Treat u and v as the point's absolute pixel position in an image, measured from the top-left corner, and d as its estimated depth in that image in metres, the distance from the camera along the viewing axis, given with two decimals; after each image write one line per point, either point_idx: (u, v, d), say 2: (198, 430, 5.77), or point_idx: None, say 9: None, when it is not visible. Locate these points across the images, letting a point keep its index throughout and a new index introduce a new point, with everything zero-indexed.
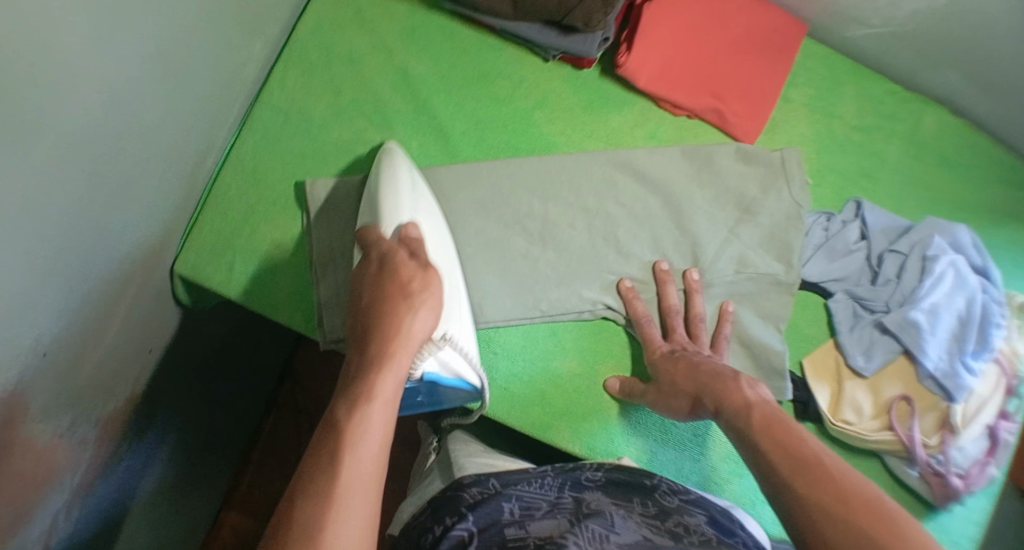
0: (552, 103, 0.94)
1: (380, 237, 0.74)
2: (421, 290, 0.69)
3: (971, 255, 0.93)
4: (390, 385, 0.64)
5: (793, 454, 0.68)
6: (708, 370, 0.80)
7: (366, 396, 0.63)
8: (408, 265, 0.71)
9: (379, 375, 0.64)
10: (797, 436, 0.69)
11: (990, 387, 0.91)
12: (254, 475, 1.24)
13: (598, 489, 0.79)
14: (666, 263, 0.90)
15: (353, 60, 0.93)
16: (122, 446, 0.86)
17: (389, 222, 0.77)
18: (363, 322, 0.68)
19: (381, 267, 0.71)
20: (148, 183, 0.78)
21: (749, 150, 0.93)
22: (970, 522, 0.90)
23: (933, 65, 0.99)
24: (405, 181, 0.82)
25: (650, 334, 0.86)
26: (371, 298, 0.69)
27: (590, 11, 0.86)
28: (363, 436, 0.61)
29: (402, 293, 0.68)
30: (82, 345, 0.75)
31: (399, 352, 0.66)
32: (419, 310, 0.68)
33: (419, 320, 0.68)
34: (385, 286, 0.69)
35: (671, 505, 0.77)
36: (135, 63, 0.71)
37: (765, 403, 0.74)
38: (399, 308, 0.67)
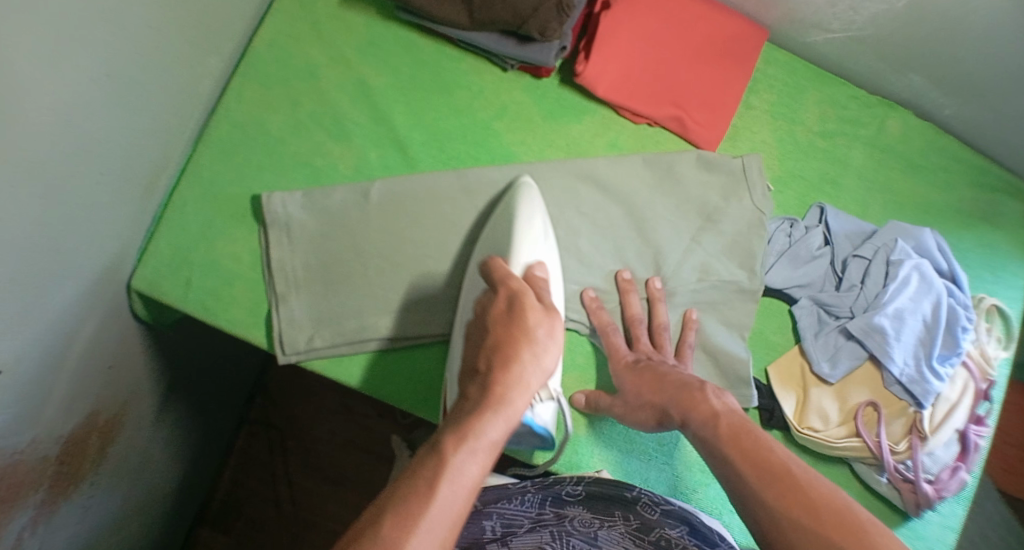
0: (512, 112, 0.94)
1: (508, 276, 0.74)
2: (545, 339, 0.70)
3: (937, 259, 0.93)
4: (500, 422, 0.63)
5: (760, 463, 0.67)
6: (673, 380, 0.79)
7: (475, 427, 0.62)
8: (535, 311, 0.71)
9: (490, 414, 0.63)
10: (765, 445, 0.69)
11: (958, 391, 0.91)
12: (228, 492, 1.23)
13: (579, 504, 0.79)
14: (628, 273, 0.89)
15: (311, 72, 0.93)
16: (88, 466, 0.86)
17: (517, 261, 0.79)
18: (491, 360, 0.68)
19: (510, 309, 0.72)
20: (103, 199, 0.77)
21: (710, 158, 0.93)
22: (945, 529, 0.90)
23: (896, 69, 0.99)
24: (538, 216, 0.84)
25: (614, 344, 0.85)
26: (496, 339, 0.70)
27: (546, 21, 0.85)
28: (463, 459, 0.59)
29: (525, 340, 0.69)
30: (41, 367, 0.74)
31: (518, 395, 0.65)
32: (541, 353, 0.69)
33: (540, 366, 0.68)
34: (516, 332, 0.69)
35: (653, 518, 0.76)
36: (87, 79, 0.70)
37: (732, 413, 0.74)
38: (518, 353, 0.67)
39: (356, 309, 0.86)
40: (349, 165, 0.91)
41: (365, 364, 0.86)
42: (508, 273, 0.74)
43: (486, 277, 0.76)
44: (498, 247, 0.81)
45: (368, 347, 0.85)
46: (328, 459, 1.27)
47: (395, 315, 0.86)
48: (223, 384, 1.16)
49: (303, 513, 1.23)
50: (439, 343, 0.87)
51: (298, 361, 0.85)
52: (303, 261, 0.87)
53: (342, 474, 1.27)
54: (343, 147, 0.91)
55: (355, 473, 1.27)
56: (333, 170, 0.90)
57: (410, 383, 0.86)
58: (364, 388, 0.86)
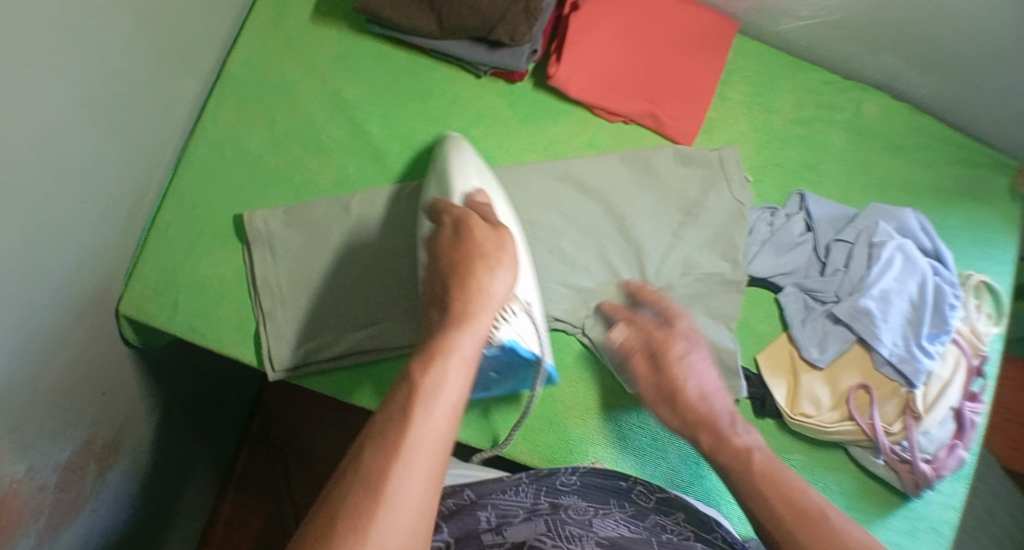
0: (487, 118, 0.94)
1: (451, 205, 0.76)
2: (495, 252, 0.71)
3: (920, 238, 0.93)
4: (468, 342, 0.65)
5: (796, 506, 0.68)
6: (703, 403, 0.79)
7: (441, 354, 0.63)
8: (482, 228, 0.73)
9: (459, 332, 0.65)
10: (799, 488, 0.70)
11: (950, 369, 0.90)
12: (231, 513, 1.24)
13: (574, 494, 0.80)
14: (640, 282, 0.88)
15: (287, 89, 0.93)
16: (87, 491, 0.87)
17: (456, 193, 0.81)
18: (448, 282, 0.70)
19: (457, 231, 0.73)
20: (86, 226, 0.78)
21: (687, 152, 0.94)
22: (946, 507, 0.90)
23: (868, 51, 0.99)
24: (472, 162, 0.85)
25: (643, 334, 0.84)
26: (450, 258, 0.71)
27: (514, 26, 0.86)
28: (443, 377, 0.62)
29: (477, 258, 0.70)
30: (35, 395, 0.75)
31: (479, 313, 0.67)
32: (494, 268, 0.70)
33: (497, 281, 0.70)
34: (465, 253, 0.71)
35: (648, 505, 0.80)
36: (61, 108, 0.70)
37: (763, 449, 0.75)
38: (473, 274, 0.69)
39: (343, 322, 0.86)
40: (328, 179, 0.91)
41: (354, 375, 0.86)
42: (453, 205, 0.76)
43: (439, 213, 0.76)
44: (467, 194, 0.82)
45: (357, 359, 0.85)
46: (329, 474, 1.27)
47: (382, 325, 0.86)
48: (215, 394, 1.14)
49: None
50: None
51: (289, 377, 0.85)
52: (288, 278, 0.87)
53: None
54: (322, 162, 0.92)
55: None
56: (313, 185, 0.91)
57: None
58: (356, 400, 0.86)
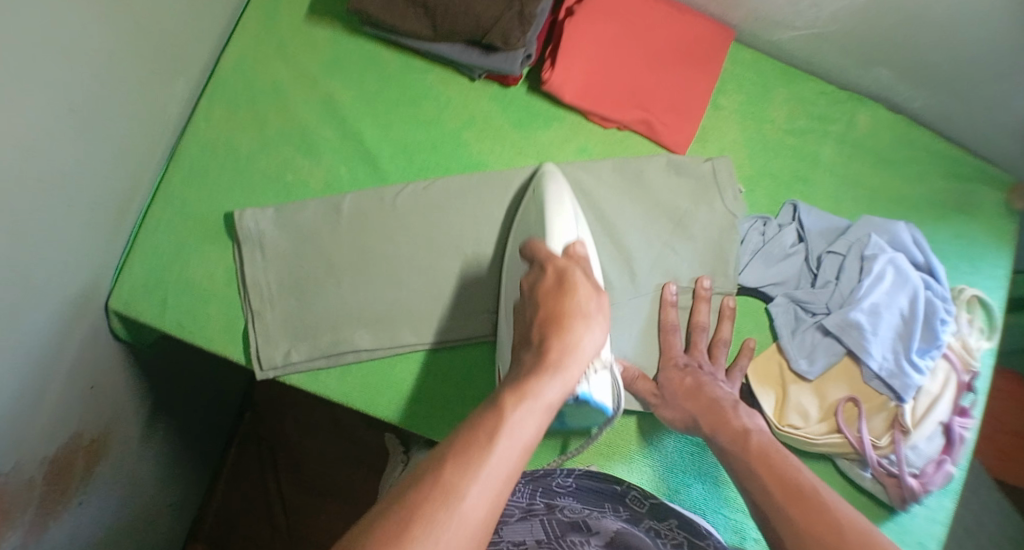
0: (480, 122, 0.94)
1: (552, 254, 0.68)
2: (597, 312, 0.64)
3: (912, 252, 0.92)
4: (552, 387, 0.59)
5: (791, 486, 0.67)
6: (709, 394, 0.82)
7: (521, 395, 0.57)
8: (587, 286, 0.64)
9: (542, 378, 0.59)
10: (793, 466, 0.70)
11: (940, 384, 0.90)
12: (220, 510, 1.24)
13: (569, 495, 0.80)
14: (672, 287, 0.89)
15: (279, 89, 0.93)
16: (74, 488, 0.87)
17: (556, 238, 0.72)
18: (544, 324, 0.63)
19: (561, 282, 0.65)
20: (75, 226, 0.78)
21: (679, 161, 0.94)
22: (934, 522, 0.89)
23: (862, 64, 0.99)
24: (569, 199, 0.78)
25: (671, 343, 0.88)
26: (554, 306, 0.63)
27: (508, 29, 0.86)
28: (515, 424, 0.55)
29: (579, 316, 0.63)
30: (22, 393, 0.75)
31: (572, 360, 0.60)
32: (590, 318, 0.63)
33: (590, 336, 0.62)
34: (567, 306, 0.63)
35: (641, 511, 0.79)
36: (51, 108, 0.70)
37: (763, 432, 0.77)
38: (573, 324, 0.62)
39: (331, 324, 0.86)
40: (319, 180, 0.91)
41: (341, 377, 0.86)
42: (551, 252, 0.68)
43: (529, 260, 0.70)
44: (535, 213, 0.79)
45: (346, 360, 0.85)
46: (319, 472, 1.27)
47: (371, 327, 0.86)
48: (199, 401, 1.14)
49: (295, 528, 1.23)
50: (414, 354, 0.87)
51: (276, 377, 0.85)
52: (276, 278, 0.87)
53: (333, 488, 1.27)
54: (313, 163, 0.92)
55: (347, 484, 1.27)
56: (303, 186, 0.91)
57: (387, 394, 0.85)
58: (343, 402, 0.85)
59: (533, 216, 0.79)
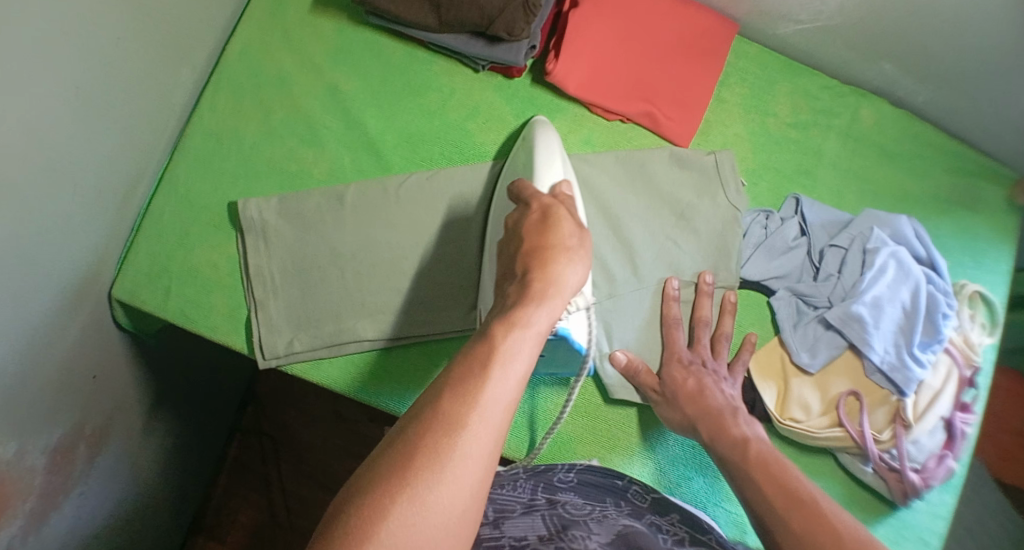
0: (484, 113, 0.94)
1: (537, 193, 0.67)
2: (580, 247, 0.63)
3: (915, 246, 0.93)
4: (540, 316, 0.58)
5: (791, 493, 0.68)
6: (709, 398, 0.82)
7: (511, 326, 0.57)
8: (570, 223, 0.64)
9: (527, 308, 0.59)
10: (792, 475, 0.71)
11: (942, 378, 0.90)
12: (220, 499, 1.24)
13: (570, 490, 0.80)
14: (675, 282, 0.89)
15: (283, 79, 0.93)
16: (75, 476, 0.87)
17: (544, 182, 0.74)
18: (529, 254, 0.62)
19: (545, 217, 0.64)
20: (80, 211, 0.78)
21: (682, 154, 0.94)
22: (935, 517, 0.89)
23: (866, 58, 0.99)
24: (557, 153, 0.80)
25: (674, 337, 0.88)
26: (538, 241, 0.63)
27: (513, 21, 0.86)
28: (509, 357, 0.56)
29: (563, 248, 0.62)
30: (24, 379, 0.75)
31: (555, 291, 0.60)
32: (573, 251, 0.62)
33: (574, 271, 0.61)
34: (551, 238, 0.62)
35: (644, 505, 0.79)
36: (56, 92, 0.70)
37: (761, 441, 0.77)
38: (556, 258, 0.61)
39: (334, 313, 0.86)
40: (322, 169, 0.91)
41: (345, 367, 0.86)
42: (533, 192, 0.67)
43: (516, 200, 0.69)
44: (522, 176, 0.78)
45: (347, 351, 0.85)
46: (321, 465, 1.27)
47: (373, 317, 0.86)
48: (203, 382, 1.13)
49: (296, 521, 1.23)
50: (415, 345, 0.87)
51: (278, 366, 0.85)
52: (279, 267, 0.87)
53: (334, 481, 1.27)
54: (317, 152, 0.92)
55: (349, 477, 1.27)
56: (307, 175, 0.91)
57: (389, 384, 0.85)
58: (345, 391, 0.85)
59: (520, 172, 0.80)
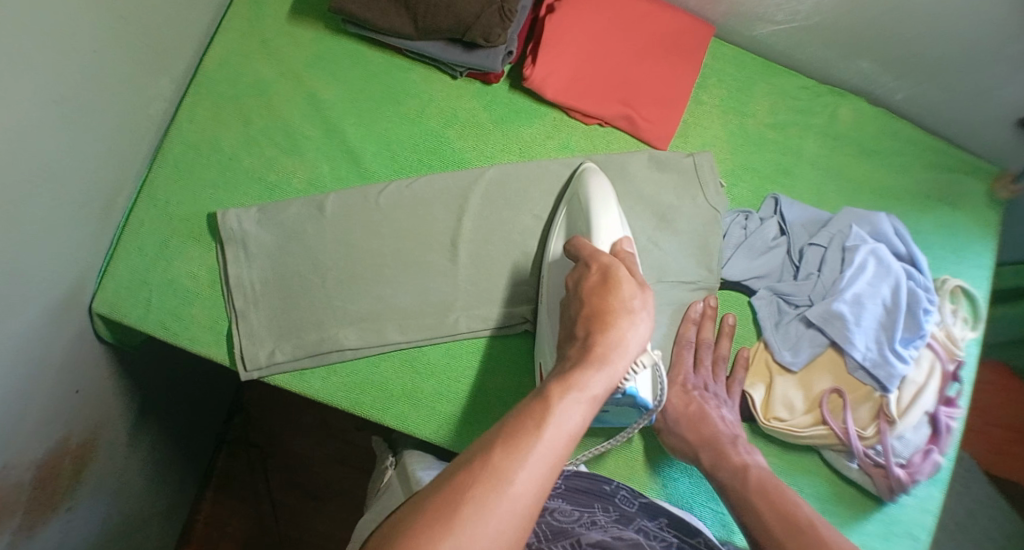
0: (463, 119, 0.95)
1: (595, 253, 0.68)
2: (642, 308, 0.64)
3: (894, 243, 0.93)
4: (597, 381, 0.59)
5: (791, 522, 0.73)
6: (712, 427, 0.84)
7: (567, 387, 0.58)
8: (630, 284, 0.65)
9: (587, 372, 0.60)
10: (793, 503, 0.75)
11: (925, 374, 0.90)
12: (210, 512, 1.22)
13: (559, 497, 0.80)
14: (701, 303, 0.90)
15: (262, 89, 0.94)
16: (61, 491, 0.87)
17: (603, 240, 0.74)
18: (592, 317, 0.64)
19: (605, 278, 0.66)
20: (60, 225, 0.78)
21: (661, 157, 0.94)
22: (922, 512, 0.89)
23: (843, 56, 1.00)
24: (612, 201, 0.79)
25: (681, 360, 0.89)
26: (600, 302, 0.64)
27: (489, 27, 0.87)
28: (561, 415, 0.56)
29: (625, 310, 0.63)
30: (7, 394, 0.75)
31: (616, 355, 0.61)
32: (636, 315, 0.63)
33: (636, 333, 0.63)
34: (611, 301, 0.64)
35: (631, 510, 0.80)
36: (32, 103, 0.70)
37: (760, 468, 0.80)
38: (616, 321, 0.63)
39: (316, 322, 0.86)
40: (302, 179, 0.91)
41: (327, 376, 0.85)
42: (588, 249, 0.69)
43: (574, 257, 0.70)
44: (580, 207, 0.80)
45: (328, 359, 0.85)
46: (310, 475, 1.27)
47: (355, 325, 0.86)
48: (197, 393, 1.16)
49: (287, 531, 1.24)
50: (397, 353, 0.87)
51: (260, 377, 0.85)
52: (259, 277, 0.87)
53: (324, 490, 1.27)
54: (297, 161, 0.92)
55: (339, 485, 1.27)
56: (287, 185, 0.91)
57: (371, 392, 0.85)
58: (328, 401, 0.85)
59: (579, 215, 0.80)
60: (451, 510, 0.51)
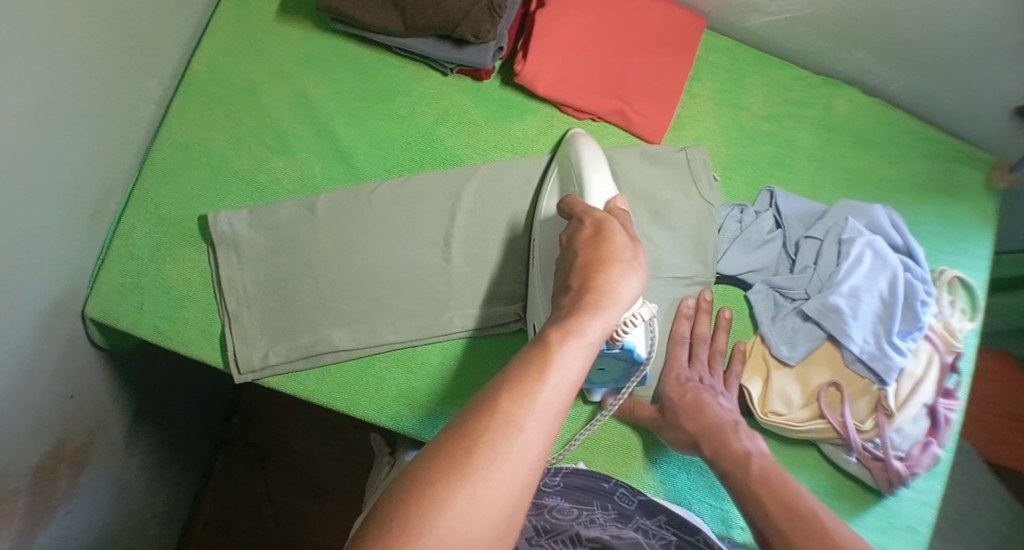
0: (454, 116, 0.94)
1: (588, 208, 0.69)
2: (632, 260, 0.64)
3: (891, 234, 0.92)
4: (595, 325, 0.59)
5: (791, 511, 0.69)
6: (711, 414, 0.83)
7: (566, 331, 0.58)
8: (622, 236, 0.65)
9: (583, 317, 0.59)
10: (795, 490, 0.72)
11: (923, 366, 0.90)
12: (210, 514, 1.23)
13: (558, 494, 0.80)
14: (691, 299, 0.90)
15: (252, 88, 0.93)
16: (59, 495, 0.87)
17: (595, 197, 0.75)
18: (584, 268, 0.63)
19: (598, 231, 0.66)
20: (49, 231, 0.77)
21: (653, 152, 0.94)
22: (921, 505, 0.89)
23: (838, 46, 0.99)
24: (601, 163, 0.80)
25: (675, 354, 0.88)
26: (591, 257, 0.64)
27: (478, 23, 0.86)
28: (564, 354, 0.56)
29: (615, 259, 0.63)
30: (0, 401, 0.74)
31: (610, 302, 0.61)
32: (626, 267, 0.63)
33: (625, 283, 0.63)
34: (604, 252, 0.64)
35: (630, 508, 0.80)
36: (18, 110, 0.69)
37: (762, 455, 0.78)
38: (608, 270, 0.63)
39: (309, 323, 0.86)
40: (294, 179, 0.91)
41: (322, 377, 0.85)
42: (586, 209, 0.69)
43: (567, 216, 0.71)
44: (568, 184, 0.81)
45: (322, 360, 0.85)
46: (309, 473, 1.27)
47: (349, 326, 0.86)
48: (195, 393, 1.16)
49: (287, 529, 1.23)
50: (392, 353, 0.86)
51: (255, 379, 0.85)
52: (252, 278, 0.87)
53: (323, 488, 1.27)
54: (288, 162, 0.91)
55: (338, 484, 1.27)
56: (279, 185, 0.91)
57: (367, 393, 0.85)
58: (324, 402, 0.85)
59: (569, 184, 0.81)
60: (461, 454, 0.50)
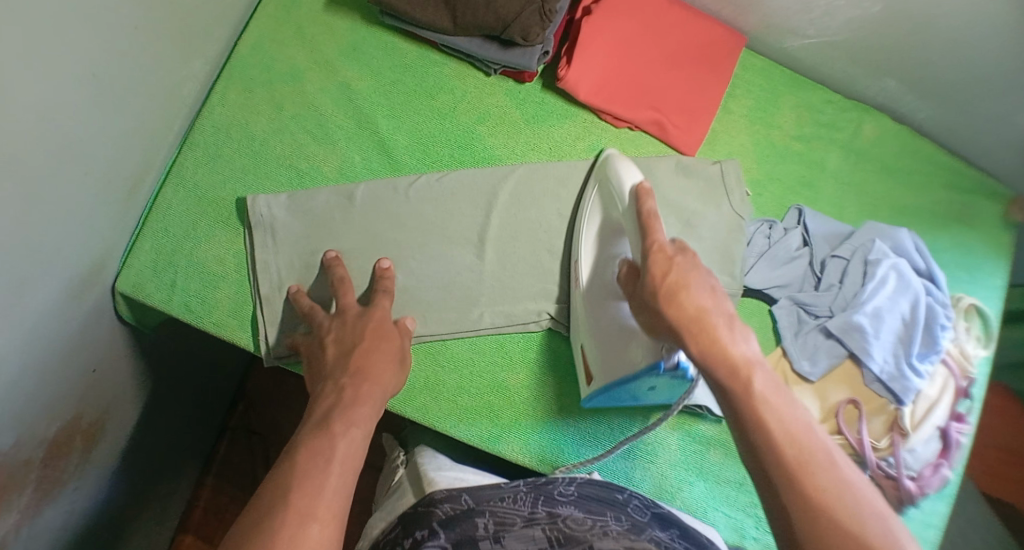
0: (494, 116, 0.95)
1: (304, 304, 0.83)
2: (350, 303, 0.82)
3: (915, 258, 0.94)
4: (383, 364, 0.78)
5: (787, 445, 0.62)
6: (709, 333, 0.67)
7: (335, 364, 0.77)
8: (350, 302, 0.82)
9: (363, 348, 0.78)
10: (784, 425, 0.63)
11: (938, 389, 0.91)
12: (209, 501, 1.23)
13: (571, 503, 0.76)
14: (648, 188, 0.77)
15: (295, 76, 0.94)
16: (69, 469, 0.86)
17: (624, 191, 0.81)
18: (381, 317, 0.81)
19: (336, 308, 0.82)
20: (89, 201, 0.77)
21: (689, 163, 0.95)
22: (928, 527, 0.89)
23: (870, 73, 1.01)
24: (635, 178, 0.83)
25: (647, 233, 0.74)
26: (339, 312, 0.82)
27: (528, 26, 0.87)
28: (350, 404, 0.72)
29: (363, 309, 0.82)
30: (27, 369, 0.74)
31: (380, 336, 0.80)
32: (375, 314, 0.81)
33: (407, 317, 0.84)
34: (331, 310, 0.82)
35: (643, 519, 0.76)
36: (72, 77, 0.69)
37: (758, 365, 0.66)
38: (369, 318, 0.81)
39: None
40: (331, 168, 0.92)
41: None
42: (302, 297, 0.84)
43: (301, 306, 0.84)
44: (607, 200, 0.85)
45: None
46: None
47: None
48: (208, 374, 1.15)
49: None
50: (422, 345, 0.87)
51: (282, 364, 0.86)
52: (286, 262, 0.87)
53: None
54: (327, 151, 0.92)
55: None
56: (316, 173, 0.91)
57: None
58: None
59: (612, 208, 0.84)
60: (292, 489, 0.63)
